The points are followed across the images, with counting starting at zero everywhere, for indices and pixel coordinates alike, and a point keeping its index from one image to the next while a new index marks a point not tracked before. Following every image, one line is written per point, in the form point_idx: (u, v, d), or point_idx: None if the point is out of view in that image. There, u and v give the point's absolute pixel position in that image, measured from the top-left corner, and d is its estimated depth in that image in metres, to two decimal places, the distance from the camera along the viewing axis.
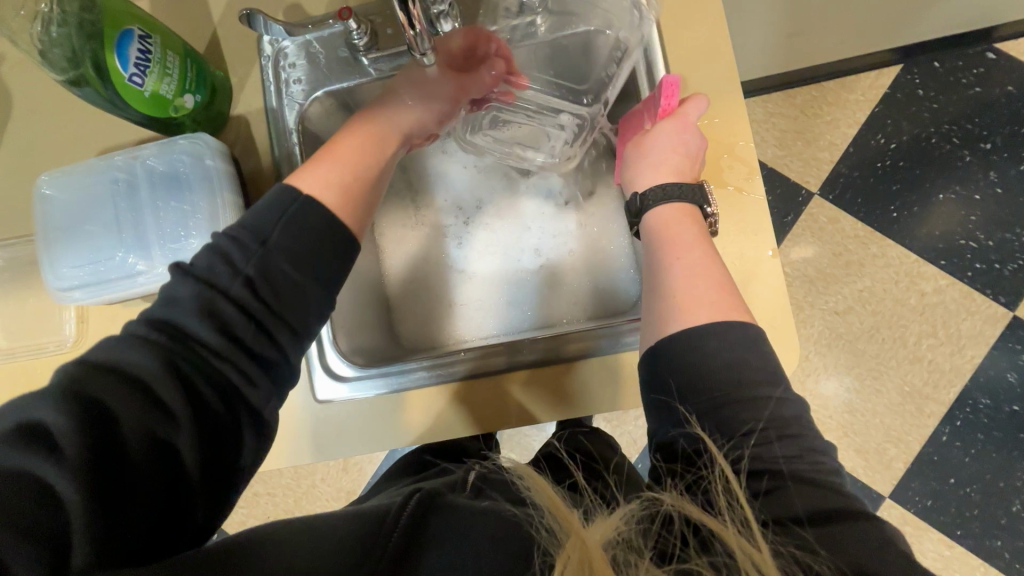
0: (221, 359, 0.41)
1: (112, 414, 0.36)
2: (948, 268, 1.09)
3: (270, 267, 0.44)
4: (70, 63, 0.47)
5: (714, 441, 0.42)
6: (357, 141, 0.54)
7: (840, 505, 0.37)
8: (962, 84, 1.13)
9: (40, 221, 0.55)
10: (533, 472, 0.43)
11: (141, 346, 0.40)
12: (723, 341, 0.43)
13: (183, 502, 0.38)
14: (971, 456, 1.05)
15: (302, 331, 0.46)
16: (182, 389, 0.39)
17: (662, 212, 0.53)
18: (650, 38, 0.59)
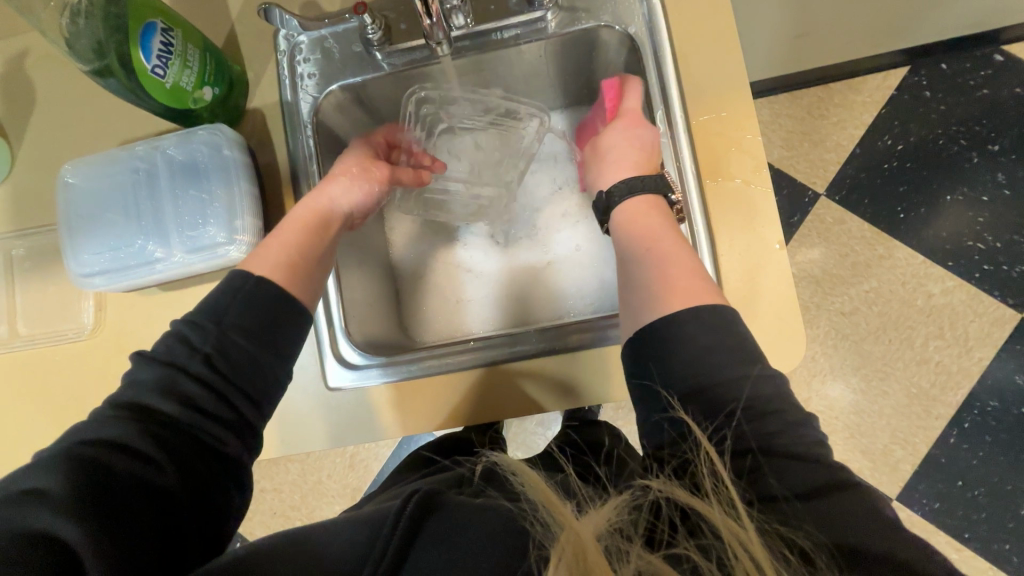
0: (191, 424, 0.43)
1: (101, 465, 0.38)
2: (955, 270, 1.09)
3: (226, 344, 0.46)
4: (95, 54, 0.48)
5: (698, 422, 0.42)
6: (308, 214, 0.56)
7: (829, 482, 0.38)
8: (970, 85, 1.13)
9: (62, 208, 0.57)
10: (524, 466, 0.44)
11: (118, 414, 0.41)
12: (718, 327, 0.44)
13: (177, 542, 0.39)
14: (979, 459, 1.04)
15: (264, 400, 0.48)
16: (161, 442, 0.41)
17: (629, 205, 0.55)
18: (659, 33, 0.60)
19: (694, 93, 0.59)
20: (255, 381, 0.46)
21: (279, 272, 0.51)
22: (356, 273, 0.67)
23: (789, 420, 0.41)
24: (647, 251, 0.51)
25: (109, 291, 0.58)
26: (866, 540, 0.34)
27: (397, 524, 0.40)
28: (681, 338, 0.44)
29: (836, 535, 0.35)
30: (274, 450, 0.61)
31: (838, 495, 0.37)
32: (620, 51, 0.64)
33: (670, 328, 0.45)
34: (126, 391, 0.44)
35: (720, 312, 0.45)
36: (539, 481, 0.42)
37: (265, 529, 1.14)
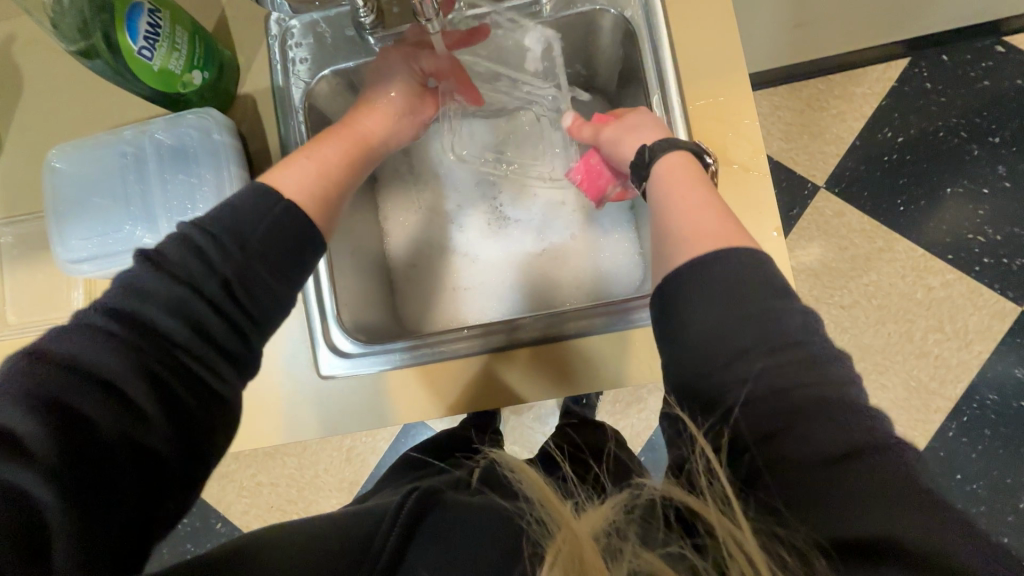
0: (193, 357, 0.41)
1: (87, 420, 0.35)
2: (955, 263, 1.08)
3: (248, 272, 0.44)
4: (80, 33, 0.47)
5: (697, 418, 0.41)
6: (339, 149, 0.56)
7: (843, 453, 0.34)
8: (970, 77, 1.12)
9: (48, 194, 0.56)
10: (523, 464, 0.43)
11: (103, 346, 0.38)
12: (747, 272, 0.41)
13: (165, 500, 0.38)
14: (978, 453, 1.04)
15: (269, 324, 0.46)
16: (154, 390, 0.38)
17: (671, 157, 0.51)
18: (655, 17, 0.59)
19: (692, 76, 0.58)
20: (267, 308, 0.45)
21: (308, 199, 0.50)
22: (350, 260, 0.67)
23: (807, 372, 0.38)
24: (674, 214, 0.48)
25: (98, 277, 0.57)
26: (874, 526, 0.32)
27: (397, 522, 0.40)
28: (699, 310, 0.41)
29: (836, 525, 0.33)
30: (267, 440, 0.60)
31: (850, 470, 0.34)
32: (615, 34, 0.63)
33: (697, 270, 0.42)
34: (121, 297, 0.40)
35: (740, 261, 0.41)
36: (537, 477, 0.42)
37: (261, 523, 1.14)
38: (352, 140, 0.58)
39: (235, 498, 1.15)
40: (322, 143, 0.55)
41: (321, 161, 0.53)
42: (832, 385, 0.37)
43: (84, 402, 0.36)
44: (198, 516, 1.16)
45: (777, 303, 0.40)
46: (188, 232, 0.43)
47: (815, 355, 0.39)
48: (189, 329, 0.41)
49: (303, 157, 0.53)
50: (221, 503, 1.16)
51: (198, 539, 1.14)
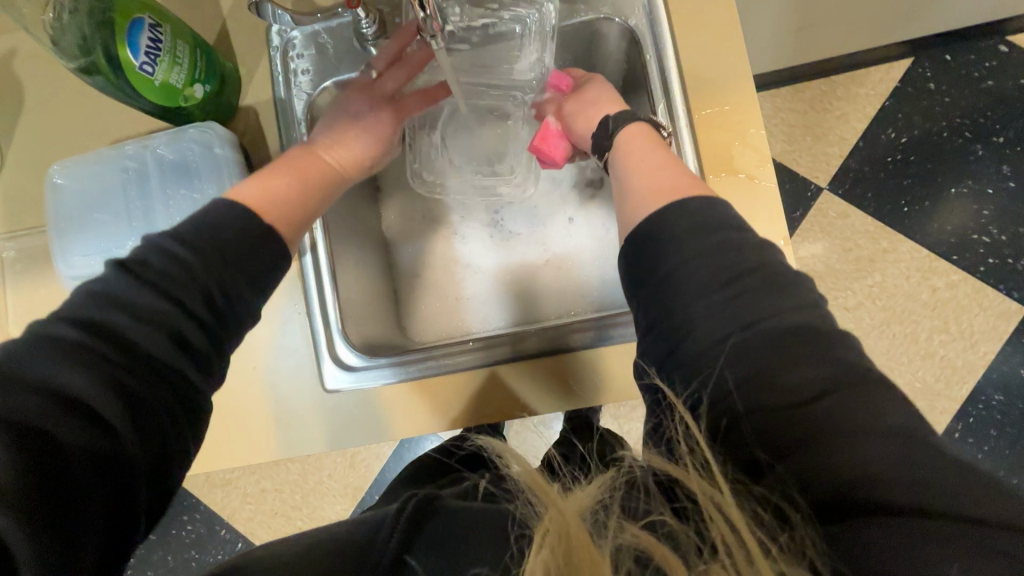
0: (166, 365, 0.40)
1: (50, 440, 0.33)
2: (960, 264, 1.08)
3: (227, 275, 0.44)
4: (80, 50, 0.47)
5: (676, 388, 0.39)
6: (316, 171, 0.56)
7: (826, 387, 0.34)
8: (975, 77, 1.11)
9: (51, 209, 0.56)
10: (507, 447, 0.41)
11: (64, 355, 0.36)
12: (706, 223, 0.41)
13: (129, 512, 0.36)
14: (984, 454, 1.03)
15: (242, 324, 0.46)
16: (126, 405, 0.37)
17: (631, 129, 0.53)
18: (660, 25, 0.58)
19: (699, 85, 0.57)
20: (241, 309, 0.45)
21: (282, 218, 0.50)
22: (353, 274, 0.66)
23: (767, 308, 0.38)
24: (641, 177, 0.48)
25: None
26: (849, 464, 0.31)
27: (399, 522, 0.40)
28: (684, 285, 0.40)
29: (811, 467, 0.32)
30: (273, 453, 0.60)
31: (821, 408, 0.34)
32: (620, 42, 0.63)
33: (662, 227, 0.42)
34: (89, 305, 0.39)
35: (722, 237, 0.41)
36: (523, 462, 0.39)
37: (266, 530, 1.13)
38: (320, 163, 0.57)
39: (239, 504, 1.15)
40: (299, 166, 0.55)
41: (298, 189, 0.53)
42: (796, 319, 0.37)
43: (51, 422, 0.34)
44: (202, 523, 1.16)
45: (783, 280, 0.39)
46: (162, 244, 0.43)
47: (775, 291, 0.38)
48: (157, 335, 0.40)
49: (274, 185, 0.52)
50: (226, 510, 1.16)
51: (202, 545, 1.14)
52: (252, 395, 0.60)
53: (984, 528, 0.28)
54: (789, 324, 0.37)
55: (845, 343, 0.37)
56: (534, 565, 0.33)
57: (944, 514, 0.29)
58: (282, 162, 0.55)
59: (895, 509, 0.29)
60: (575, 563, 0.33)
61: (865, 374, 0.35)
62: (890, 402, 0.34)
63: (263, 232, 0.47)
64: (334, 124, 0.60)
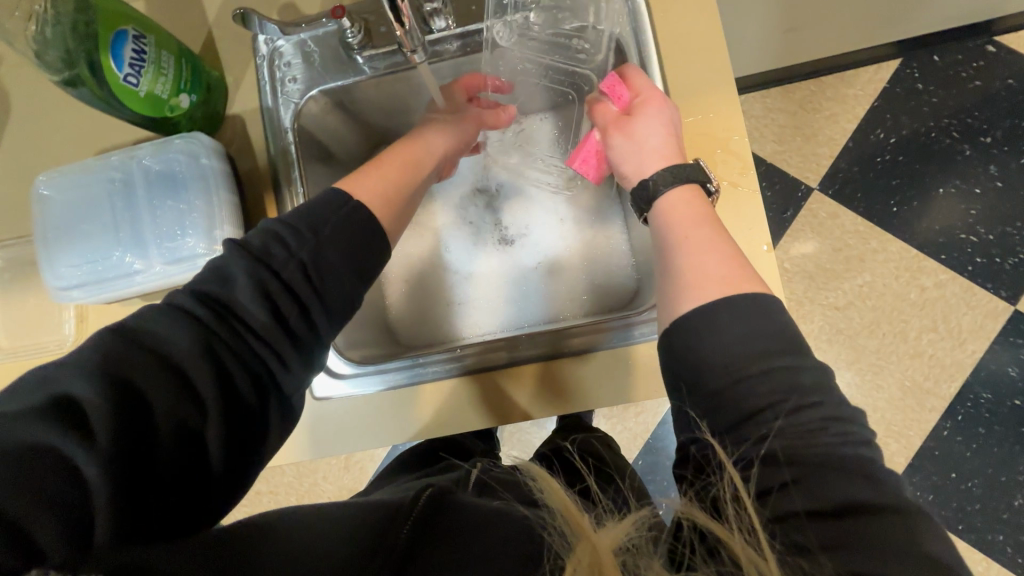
0: (257, 340, 0.41)
1: (146, 397, 0.35)
2: (948, 263, 1.09)
3: (323, 260, 0.45)
4: (64, 63, 0.47)
5: (725, 448, 0.40)
6: (403, 157, 0.59)
7: (862, 501, 0.35)
8: (962, 77, 1.12)
9: (38, 220, 0.56)
10: (545, 474, 0.42)
11: (177, 322, 0.39)
12: (756, 329, 0.41)
13: (201, 492, 0.36)
14: (973, 451, 1.04)
15: (336, 316, 0.46)
16: (215, 374, 0.38)
17: (671, 198, 0.51)
18: (644, 34, 0.58)
19: (682, 93, 0.58)
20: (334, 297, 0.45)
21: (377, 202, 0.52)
22: None
23: (803, 433, 0.38)
24: (689, 260, 0.47)
25: (89, 303, 0.57)
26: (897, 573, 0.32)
27: (412, 512, 0.39)
28: (713, 367, 0.41)
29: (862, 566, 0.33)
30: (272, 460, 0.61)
31: (873, 515, 0.34)
32: (603, 50, 0.63)
33: (711, 312, 0.42)
34: (210, 281, 0.42)
35: (751, 298, 0.43)
36: (562, 488, 0.40)
37: None
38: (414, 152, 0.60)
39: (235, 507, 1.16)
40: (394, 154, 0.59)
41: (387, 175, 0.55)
42: (838, 431, 0.38)
43: (150, 378, 0.35)
44: None
45: (820, 398, 0.39)
46: (270, 228, 0.45)
47: (817, 401, 0.39)
48: (257, 321, 0.41)
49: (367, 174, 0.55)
50: None
51: None
52: None
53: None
54: (844, 453, 0.37)
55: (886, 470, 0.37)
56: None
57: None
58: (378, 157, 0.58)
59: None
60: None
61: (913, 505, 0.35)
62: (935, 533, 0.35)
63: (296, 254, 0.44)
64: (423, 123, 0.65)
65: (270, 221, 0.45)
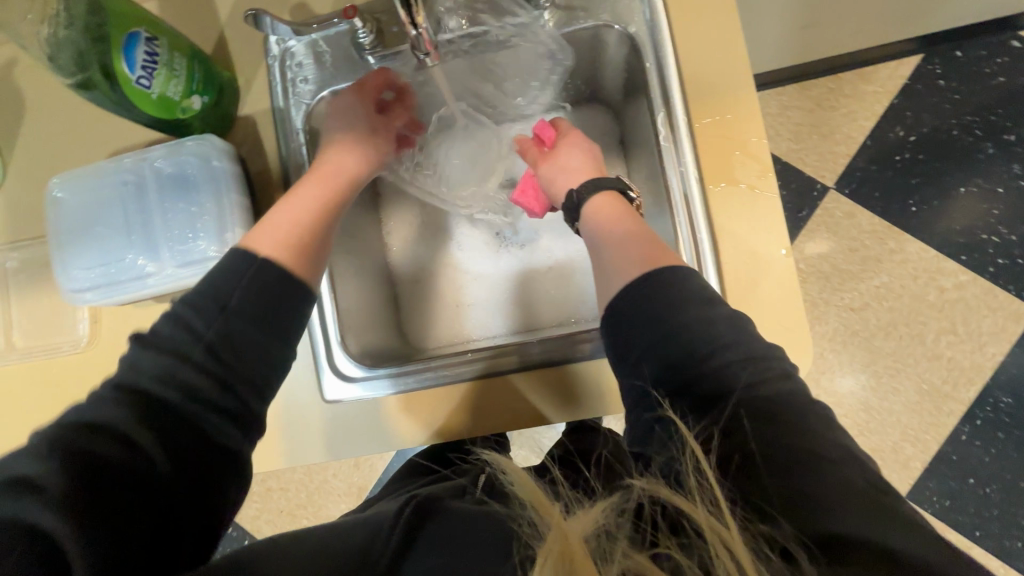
0: (194, 408, 0.43)
1: (96, 467, 0.37)
2: (969, 264, 1.06)
3: (231, 331, 0.46)
4: (76, 66, 0.47)
5: (685, 420, 0.41)
6: (317, 195, 0.57)
7: (818, 453, 0.35)
8: (985, 73, 1.09)
9: (52, 222, 0.56)
10: (514, 466, 0.42)
11: (113, 405, 0.41)
12: (692, 293, 0.45)
13: (171, 539, 0.39)
14: (991, 456, 1.02)
15: (270, 383, 0.48)
16: (157, 442, 0.40)
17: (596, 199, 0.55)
18: (660, 32, 0.57)
19: (700, 93, 0.56)
20: (260, 363, 0.47)
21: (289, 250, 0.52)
22: (352, 280, 0.66)
23: (774, 401, 0.38)
24: (614, 247, 0.51)
25: (102, 305, 0.57)
26: (855, 529, 0.32)
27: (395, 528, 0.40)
28: (663, 347, 0.43)
29: (821, 527, 0.32)
30: (280, 462, 0.60)
31: (826, 475, 0.34)
32: (619, 49, 0.62)
33: (651, 279, 0.46)
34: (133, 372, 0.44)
35: (686, 277, 0.46)
36: (530, 480, 0.40)
37: (272, 528, 1.15)
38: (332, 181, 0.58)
39: (245, 503, 1.16)
40: (298, 193, 0.57)
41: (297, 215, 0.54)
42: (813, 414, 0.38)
43: (98, 451, 0.38)
44: None
45: (760, 357, 0.41)
46: (178, 310, 0.46)
47: (751, 362, 0.40)
48: (183, 383, 0.43)
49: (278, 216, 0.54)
50: None
51: None
52: None
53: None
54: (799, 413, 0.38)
55: (844, 432, 0.38)
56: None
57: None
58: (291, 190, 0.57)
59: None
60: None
61: (862, 461, 0.36)
62: (887, 486, 0.35)
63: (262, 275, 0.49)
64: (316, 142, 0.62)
65: (178, 300, 0.47)
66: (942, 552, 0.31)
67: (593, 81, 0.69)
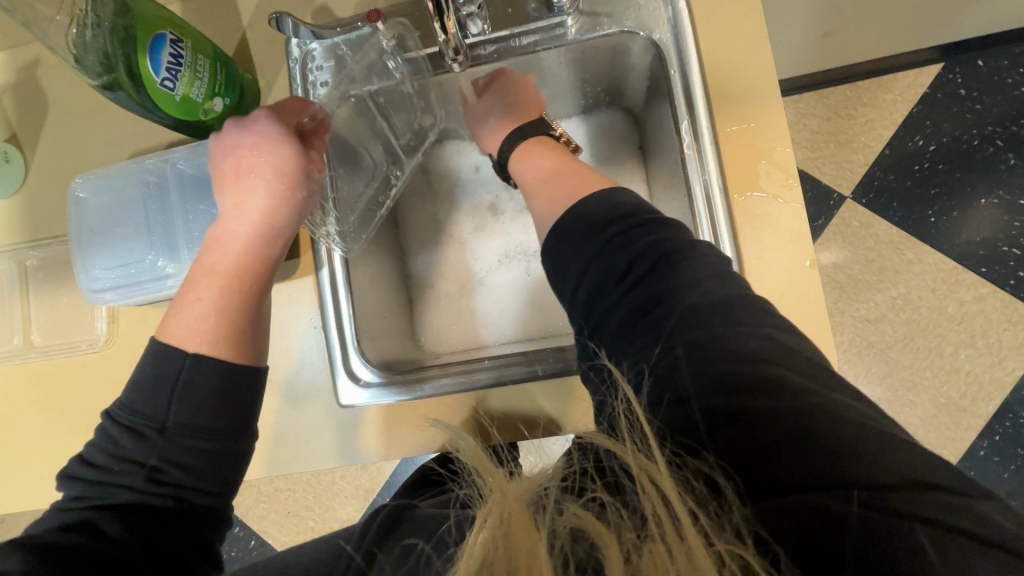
0: (158, 497, 0.45)
1: (64, 549, 0.39)
2: (989, 276, 1.04)
3: (174, 450, 0.46)
4: (103, 67, 0.47)
5: (620, 367, 0.41)
6: (238, 252, 0.53)
7: (761, 372, 0.35)
8: (1009, 83, 1.07)
9: (72, 222, 0.57)
10: (461, 433, 0.39)
11: (76, 510, 0.44)
12: (603, 205, 0.47)
13: None
14: (1011, 472, 1.00)
15: (230, 479, 0.49)
16: (122, 527, 0.43)
17: (522, 163, 0.60)
18: (685, 41, 0.57)
19: (725, 99, 0.56)
20: (216, 460, 0.48)
21: (214, 331, 0.50)
22: (368, 284, 0.66)
23: (761, 347, 0.36)
24: (541, 192, 0.55)
25: (121, 306, 0.57)
26: (781, 433, 0.32)
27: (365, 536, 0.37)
28: (605, 297, 0.43)
29: (743, 447, 0.32)
30: (293, 466, 0.60)
31: (751, 385, 0.34)
32: (644, 57, 0.61)
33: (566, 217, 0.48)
34: (90, 479, 0.46)
35: (601, 203, 0.47)
36: (477, 445, 0.37)
37: (279, 528, 1.14)
38: (250, 231, 0.53)
39: (253, 503, 1.16)
40: (214, 267, 0.52)
41: (218, 288, 0.52)
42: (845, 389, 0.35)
43: (65, 538, 0.40)
44: None
45: (673, 258, 0.42)
46: (121, 421, 0.47)
47: (665, 273, 0.41)
48: (132, 489, 0.45)
49: (200, 292, 0.52)
50: (239, 508, 1.17)
51: None
52: (274, 411, 0.60)
53: (929, 495, 0.29)
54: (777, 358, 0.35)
55: (783, 326, 0.38)
56: (473, 548, 0.30)
57: (889, 491, 0.29)
58: (209, 252, 0.53)
59: (829, 491, 0.29)
60: (509, 554, 0.29)
61: (795, 355, 0.36)
62: (822, 374, 0.35)
63: (200, 382, 0.48)
64: (222, 182, 0.54)
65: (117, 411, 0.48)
66: (883, 443, 0.31)
67: (609, 87, 0.69)
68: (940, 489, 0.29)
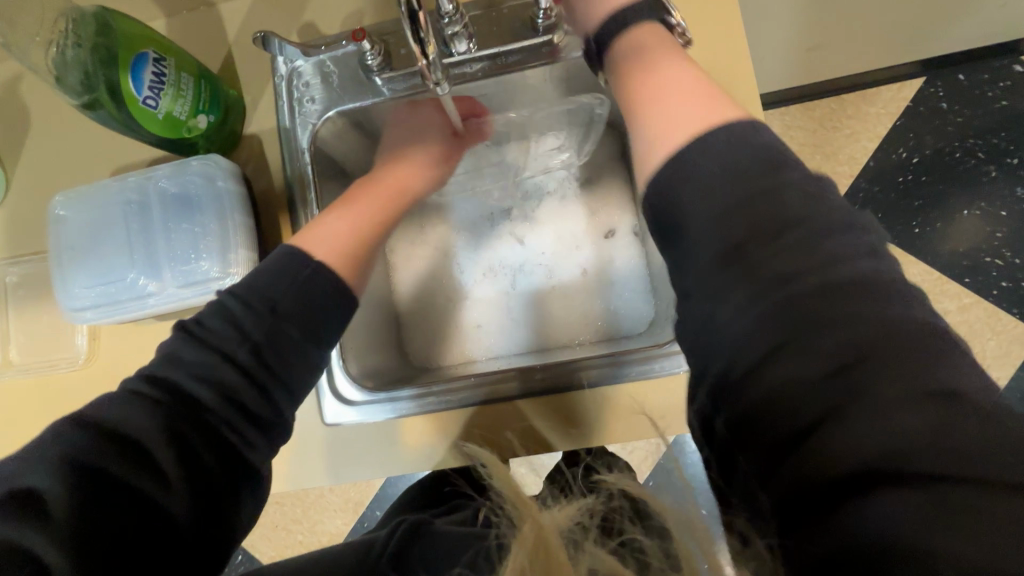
0: (218, 414, 0.43)
1: (107, 473, 0.36)
2: (972, 287, 1.06)
3: (278, 334, 0.47)
4: (83, 86, 0.47)
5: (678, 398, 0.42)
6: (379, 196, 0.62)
7: (784, 373, 0.32)
8: (988, 97, 1.09)
9: (53, 241, 0.56)
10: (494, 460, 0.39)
11: (135, 404, 0.40)
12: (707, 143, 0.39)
13: (174, 543, 0.38)
14: None
15: (302, 390, 0.49)
16: (176, 449, 0.40)
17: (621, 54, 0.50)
18: None
19: None
20: (290, 365, 0.47)
21: (338, 256, 0.55)
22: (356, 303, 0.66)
23: (776, 342, 0.33)
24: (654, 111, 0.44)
25: (102, 324, 0.57)
26: (805, 423, 0.32)
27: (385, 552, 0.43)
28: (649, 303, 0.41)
29: (782, 483, 0.32)
30: (282, 485, 0.59)
31: (772, 383, 0.33)
32: None
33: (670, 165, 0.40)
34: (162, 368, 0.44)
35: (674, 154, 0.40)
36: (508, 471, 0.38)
37: (266, 544, 1.13)
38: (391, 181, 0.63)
39: None
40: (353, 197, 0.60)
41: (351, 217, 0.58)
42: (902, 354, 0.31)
43: (105, 456, 0.37)
44: None
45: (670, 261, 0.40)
46: (228, 302, 0.47)
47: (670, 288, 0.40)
48: (235, 363, 0.45)
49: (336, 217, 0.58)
50: None
51: None
52: None
53: (955, 490, 0.28)
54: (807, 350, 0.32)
55: (838, 289, 0.33)
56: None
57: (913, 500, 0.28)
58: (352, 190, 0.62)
59: (854, 506, 0.29)
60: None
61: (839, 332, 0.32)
62: (886, 330, 0.31)
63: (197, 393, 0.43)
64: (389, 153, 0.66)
65: (226, 293, 0.47)
66: (924, 429, 0.29)
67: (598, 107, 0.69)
68: (966, 486, 0.28)
